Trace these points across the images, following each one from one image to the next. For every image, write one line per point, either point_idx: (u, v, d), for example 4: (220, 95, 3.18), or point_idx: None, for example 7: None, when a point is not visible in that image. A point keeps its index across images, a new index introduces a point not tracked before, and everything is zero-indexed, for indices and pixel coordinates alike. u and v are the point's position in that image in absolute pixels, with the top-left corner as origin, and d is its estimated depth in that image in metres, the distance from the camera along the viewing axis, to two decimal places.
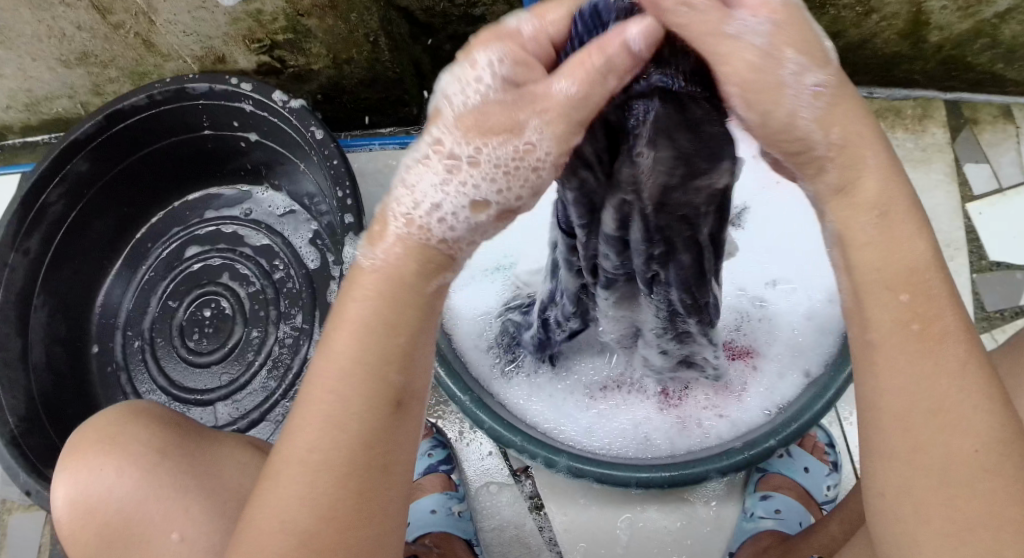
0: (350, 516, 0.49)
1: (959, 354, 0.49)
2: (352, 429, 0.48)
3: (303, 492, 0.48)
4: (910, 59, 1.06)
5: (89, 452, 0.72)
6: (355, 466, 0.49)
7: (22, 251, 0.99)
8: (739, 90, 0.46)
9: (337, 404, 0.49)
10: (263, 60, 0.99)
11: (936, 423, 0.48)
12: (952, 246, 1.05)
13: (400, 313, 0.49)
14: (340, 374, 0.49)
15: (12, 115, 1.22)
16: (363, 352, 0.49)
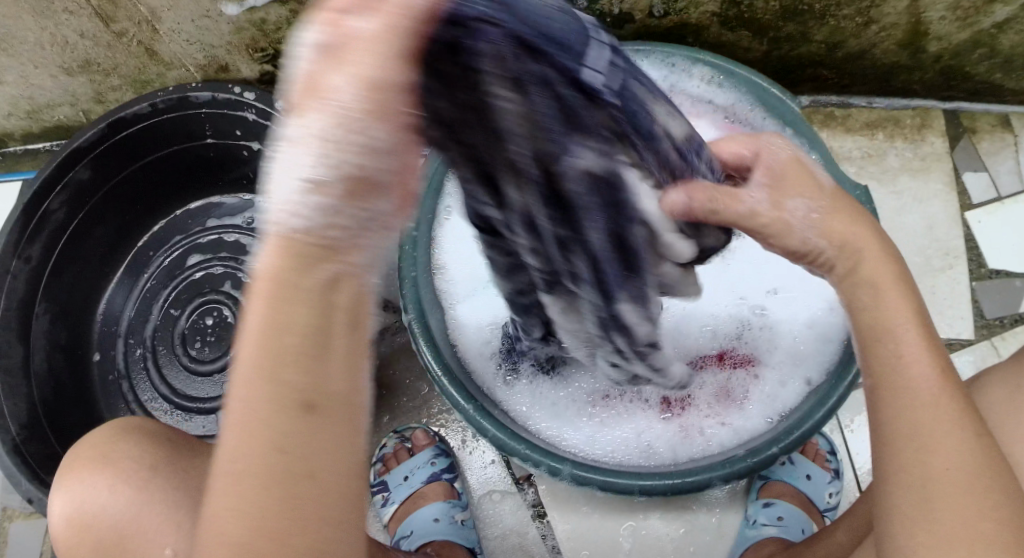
0: (283, 529, 0.41)
1: (936, 387, 0.55)
2: (266, 435, 0.41)
3: (227, 507, 0.41)
4: (908, 68, 1.06)
5: (82, 470, 0.72)
6: (286, 483, 0.41)
7: (23, 259, 0.97)
8: (762, 227, 0.63)
9: (243, 417, 0.41)
10: (266, 70, 1.01)
11: (916, 444, 0.54)
12: (952, 254, 1.05)
13: (299, 301, 0.42)
14: (244, 375, 0.41)
15: (13, 123, 1.22)
16: (266, 347, 0.41)
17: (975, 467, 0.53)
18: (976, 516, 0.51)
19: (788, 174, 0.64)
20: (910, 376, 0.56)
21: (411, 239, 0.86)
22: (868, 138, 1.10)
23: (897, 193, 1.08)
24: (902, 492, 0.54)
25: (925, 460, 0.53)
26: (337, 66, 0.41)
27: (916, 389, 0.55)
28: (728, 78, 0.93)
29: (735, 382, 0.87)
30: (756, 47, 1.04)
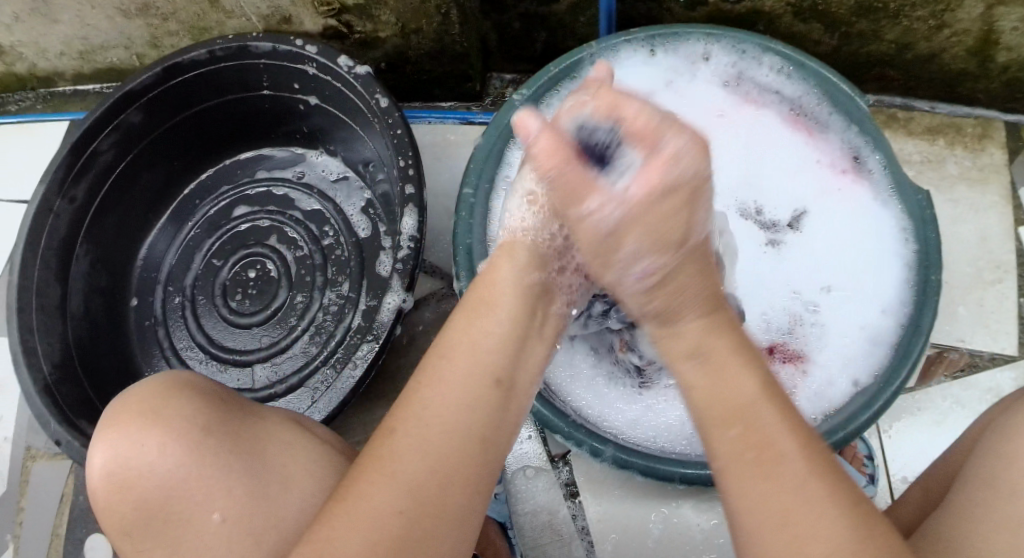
0: (461, 484, 0.53)
1: (773, 416, 0.52)
2: (473, 406, 0.55)
3: (427, 459, 0.53)
4: (974, 77, 1.05)
5: (132, 424, 0.67)
6: (463, 443, 0.54)
7: (67, 198, 0.99)
8: (642, 237, 0.55)
9: (440, 388, 0.55)
10: (330, 24, 0.98)
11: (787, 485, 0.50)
12: (1002, 268, 1.03)
13: (502, 311, 0.59)
14: (467, 357, 0.56)
15: (66, 62, 1.22)
16: (488, 343, 0.57)
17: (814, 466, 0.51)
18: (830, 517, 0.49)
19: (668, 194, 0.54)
20: (728, 396, 0.53)
21: (468, 204, 0.85)
22: (928, 143, 1.08)
23: (952, 202, 1.06)
24: (750, 501, 0.51)
25: (765, 469, 0.51)
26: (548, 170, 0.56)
27: (739, 399, 0.53)
28: (799, 70, 0.92)
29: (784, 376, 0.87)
30: (825, 41, 1.03)
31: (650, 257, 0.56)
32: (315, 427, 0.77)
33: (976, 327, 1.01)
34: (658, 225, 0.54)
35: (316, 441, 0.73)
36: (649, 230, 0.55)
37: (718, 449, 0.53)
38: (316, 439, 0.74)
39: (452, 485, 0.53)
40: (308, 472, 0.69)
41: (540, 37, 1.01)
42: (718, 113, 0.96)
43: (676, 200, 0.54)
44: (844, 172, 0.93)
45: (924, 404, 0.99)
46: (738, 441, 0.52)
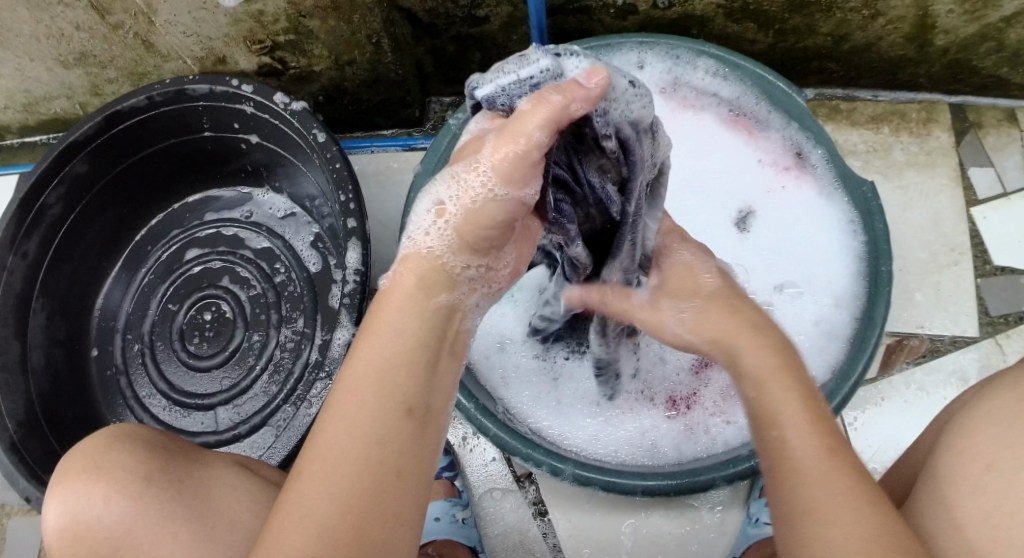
0: (368, 512, 0.50)
1: (820, 457, 0.54)
2: (370, 424, 0.52)
3: (328, 487, 0.50)
4: (915, 62, 1.05)
5: (79, 480, 0.69)
6: (365, 473, 0.51)
7: (20, 254, 0.98)
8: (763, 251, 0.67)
9: (339, 423, 0.52)
10: (264, 61, 0.98)
11: (811, 518, 0.52)
12: (957, 250, 1.04)
13: (405, 333, 0.55)
14: (368, 376, 0.53)
15: (10, 116, 1.21)
16: (392, 359, 0.54)
17: (875, 537, 0.51)
18: None
19: (676, 285, 0.68)
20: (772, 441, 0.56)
21: None
22: (873, 132, 1.09)
23: (901, 188, 1.06)
24: None
25: (825, 538, 0.51)
26: (461, 189, 0.56)
27: (801, 469, 0.54)
28: (733, 71, 0.91)
29: None
30: (761, 40, 1.03)
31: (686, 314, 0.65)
32: (261, 469, 0.77)
33: (934, 311, 1.02)
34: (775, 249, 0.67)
35: (263, 480, 0.74)
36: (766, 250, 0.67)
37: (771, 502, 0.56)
38: (261, 478, 0.74)
39: (370, 520, 0.50)
40: (257, 514, 0.70)
41: (474, 58, 1.01)
42: (656, 122, 0.96)
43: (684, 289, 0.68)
44: (788, 168, 0.93)
45: (887, 393, 0.99)
46: (814, 509, 0.52)
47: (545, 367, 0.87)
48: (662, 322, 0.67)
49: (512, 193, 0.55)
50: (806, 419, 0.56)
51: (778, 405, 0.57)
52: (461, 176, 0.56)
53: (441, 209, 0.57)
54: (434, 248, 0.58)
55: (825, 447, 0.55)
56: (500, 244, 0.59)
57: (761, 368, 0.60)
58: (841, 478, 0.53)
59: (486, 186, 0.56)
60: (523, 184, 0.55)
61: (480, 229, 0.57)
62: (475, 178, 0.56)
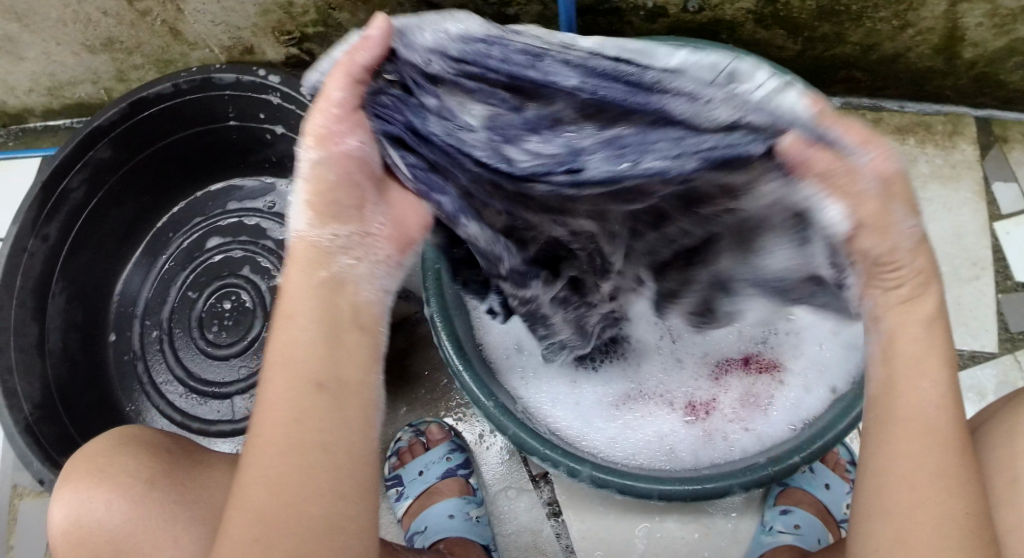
0: (299, 491, 0.51)
1: (943, 421, 0.53)
2: (285, 408, 0.53)
3: (260, 475, 0.52)
4: (942, 74, 1.05)
5: (81, 482, 0.68)
6: (289, 455, 0.52)
7: (41, 237, 0.97)
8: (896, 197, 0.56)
9: (264, 413, 0.53)
10: (291, 52, 0.98)
11: (925, 476, 0.52)
12: (978, 265, 1.03)
13: (303, 315, 0.55)
14: (281, 363, 0.54)
15: (34, 99, 1.21)
16: (298, 343, 0.54)
17: (967, 516, 0.51)
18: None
19: (896, 186, 0.54)
20: (916, 383, 0.54)
21: None
22: (898, 143, 1.08)
23: (925, 201, 1.06)
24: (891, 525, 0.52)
25: (924, 501, 0.52)
26: (308, 165, 0.55)
27: (926, 428, 0.53)
28: None
29: (761, 387, 0.85)
30: (789, 47, 1.03)
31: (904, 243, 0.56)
32: None
33: (954, 325, 1.01)
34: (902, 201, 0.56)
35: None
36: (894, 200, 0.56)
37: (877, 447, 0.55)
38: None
39: (298, 502, 0.51)
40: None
41: None
42: None
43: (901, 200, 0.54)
44: None
45: None
46: (903, 475, 0.52)
47: (566, 369, 0.87)
48: (886, 234, 0.55)
49: (337, 148, 0.55)
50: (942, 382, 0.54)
51: (916, 364, 0.55)
52: (302, 160, 0.55)
53: (294, 195, 0.56)
54: (308, 233, 0.56)
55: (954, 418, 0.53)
56: (364, 207, 0.57)
57: (911, 325, 0.56)
58: (957, 452, 0.53)
59: (324, 148, 0.54)
60: (347, 136, 0.55)
61: (331, 196, 0.55)
62: (307, 154, 0.55)
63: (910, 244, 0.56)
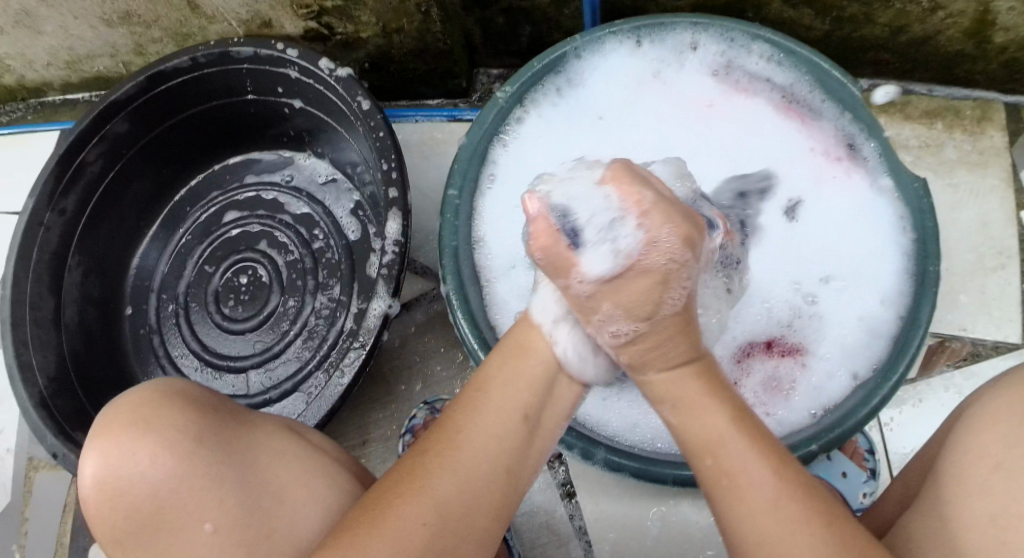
0: (487, 508, 0.58)
1: (765, 487, 0.55)
2: (500, 428, 0.60)
3: (462, 485, 0.57)
4: (972, 58, 1.02)
5: (120, 433, 0.64)
6: (494, 472, 0.59)
7: (57, 211, 0.98)
8: (641, 292, 0.62)
9: (480, 423, 0.60)
10: (310, 27, 0.97)
11: (769, 548, 0.54)
12: (1005, 254, 1.01)
13: (540, 355, 0.65)
14: (506, 388, 0.62)
15: (53, 72, 1.21)
16: (520, 377, 0.63)
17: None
18: None
19: (651, 271, 0.61)
20: (703, 434, 0.59)
21: (452, 207, 0.83)
22: (926, 128, 1.06)
23: (951, 186, 1.04)
24: None
25: None
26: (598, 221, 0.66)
27: (752, 501, 0.55)
28: (788, 56, 0.89)
29: (783, 371, 0.84)
30: (817, 26, 1.01)
31: (624, 322, 0.63)
32: (305, 433, 0.75)
33: (977, 315, 0.99)
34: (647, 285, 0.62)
35: (311, 449, 0.72)
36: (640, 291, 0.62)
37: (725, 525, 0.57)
38: (308, 446, 0.72)
39: (478, 508, 0.57)
40: (302, 485, 0.68)
41: (524, 31, 1.00)
42: (707, 105, 0.93)
43: (648, 280, 0.61)
44: (838, 159, 0.90)
45: (925, 395, 0.96)
46: (758, 544, 0.54)
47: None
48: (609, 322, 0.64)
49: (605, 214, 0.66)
50: (744, 446, 0.57)
51: (713, 441, 0.59)
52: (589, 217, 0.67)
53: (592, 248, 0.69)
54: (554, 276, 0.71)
55: (770, 474, 0.56)
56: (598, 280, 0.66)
57: (694, 409, 0.61)
58: (789, 504, 0.54)
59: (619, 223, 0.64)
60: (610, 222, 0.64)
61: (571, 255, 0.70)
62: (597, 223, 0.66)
63: (662, 316, 0.62)
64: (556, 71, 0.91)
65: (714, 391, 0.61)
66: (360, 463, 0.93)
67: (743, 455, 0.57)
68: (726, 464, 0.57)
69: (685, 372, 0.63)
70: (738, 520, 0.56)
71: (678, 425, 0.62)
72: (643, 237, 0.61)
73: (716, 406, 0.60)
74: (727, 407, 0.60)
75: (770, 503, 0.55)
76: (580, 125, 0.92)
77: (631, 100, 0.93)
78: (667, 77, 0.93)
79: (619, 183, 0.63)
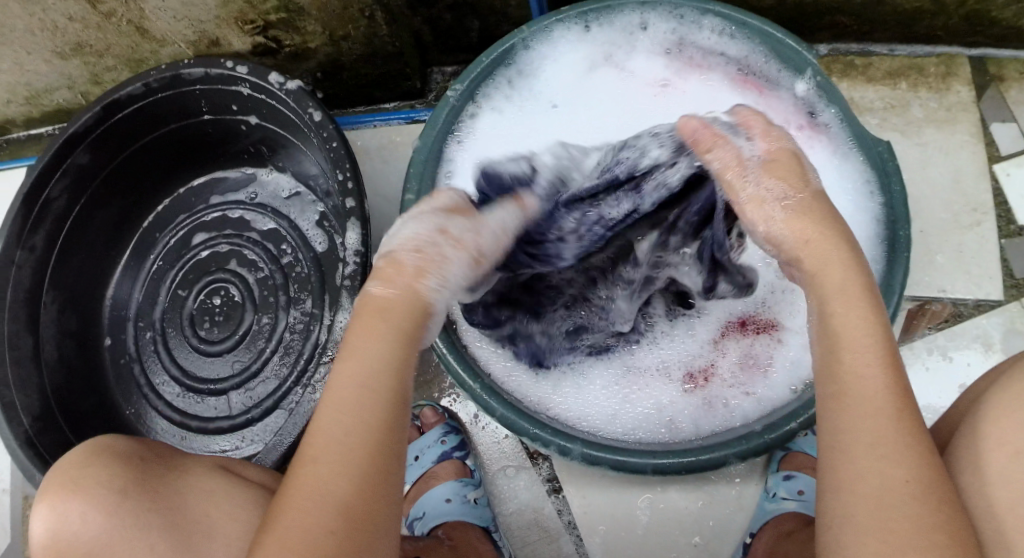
0: (370, 497, 0.55)
1: (889, 397, 0.54)
2: (364, 413, 0.56)
3: (335, 477, 0.54)
4: (931, 14, 1.01)
5: (56, 496, 0.65)
6: (373, 458, 0.55)
7: (27, 248, 0.98)
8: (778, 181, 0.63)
9: (343, 412, 0.56)
10: (258, 41, 0.96)
11: (876, 453, 0.52)
12: (980, 210, 1.00)
13: (390, 326, 0.60)
14: (362, 369, 0.58)
15: (14, 109, 1.20)
16: (373, 354, 0.58)
17: (924, 480, 0.52)
18: (921, 530, 0.50)
19: (781, 158, 0.64)
20: (857, 333, 0.56)
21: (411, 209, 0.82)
22: (890, 88, 1.05)
23: (921, 145, 1.02)
24: (859, 517, 0.51)
25: (886, 476, 0.52)
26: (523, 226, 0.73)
27: (877, 404, 0.54)
28: (740, 29, 0.88)
29: (759, 348, 0.83)
30: None
31: (780, 193, 0.62)
32: (244, 468, 0.72)
33: (957, 274, 0.98)
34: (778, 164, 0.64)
35: (253, 483, 0.70)
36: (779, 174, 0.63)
37: (836, 428, 0.54)
38: (251, 483, 0.70)
39: (378, 501, 0.55)
40: (237, 519, 0.65)
41: (473, 26, 0.99)
42: (660, 84, 0.91)
43: (786, 164, 0.64)
44: (800, 128, 0.88)
45: (909, 360, 0.95)
46: (870, 445, 0.53)
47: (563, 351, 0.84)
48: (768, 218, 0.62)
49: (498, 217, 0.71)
50: (880, 355, 0.55)
51: (859, 337, 0.56)
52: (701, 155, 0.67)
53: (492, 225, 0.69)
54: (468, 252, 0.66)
55: (897, 389, 0.54)
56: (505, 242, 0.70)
57: (840, 297, 0.58)
58: (913, 421, 0.53)
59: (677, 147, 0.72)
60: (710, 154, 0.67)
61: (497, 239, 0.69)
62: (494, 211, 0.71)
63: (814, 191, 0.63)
64: (506, 64, 0.90)
65: (873, 303, 0.57)
66: None
67: (882, 354, 0.55)
68: (857, 374, 0.55)
69: (848, 271, 0.59)
70: (851, 419, 0.54)
71: (829, 340, 0.57)
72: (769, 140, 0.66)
73: (866, 308, 0.57)
74: (879, 326, 0.56)
75: (888, 422, 0.53)
76: (534, 115, 0.91)
77: (586, 87, 0.92)
78: (619, 60, 0.92)
79: (748, 111, 0.69)
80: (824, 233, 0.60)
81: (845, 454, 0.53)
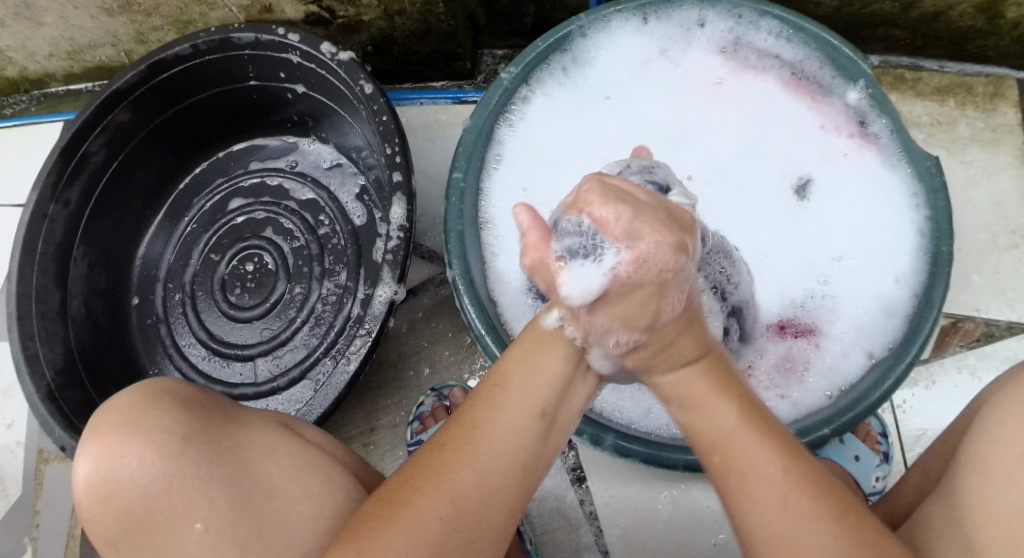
0: (497, 500, 0.55)
1: (769, 461, 0.54)
2: (521, 418, 0.57)
3: (481, 473, 0.55)
4: (984, 34, 1.01)
5: (110, 435, 0.63)
6: (514, 465, 0.56)
7: (61, 202, 0.98)
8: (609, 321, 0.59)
9: (504, 415, 0.57)
10: (311, 10, 0.96)
11: (790, 525, 0.52)
12: (1018, 233, 0.99)
13: (565, 345, 0.61)
14: (529, 377, 0.59)
15: (55, 63, 1.20)
16: (544, 368, 0.60)
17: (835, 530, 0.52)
18: None
19: (631, 292, 0.57)
20: (713, 427, 0.57)
21: (457, 189, 0.83)
22: (938, 105, 1.04)
23: (965, 164, 1.02)
24: None
25: (794, 541, 0.52)
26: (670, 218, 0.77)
27: (759, 474, 0.54)
28: (798, 33, 0.87)
29: (798, 352, 0.83)
30: (825, 3, 1.00)
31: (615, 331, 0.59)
32: (301, 428, 0.75)
33: (992, 295, 0.98)
34: (619, 302, 0.58)
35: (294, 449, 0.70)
36: (609, 314, 0.58)
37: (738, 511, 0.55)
38: (302, 440, 0.71)
39: (499, 506, 0.55)
40: (291, 479, 0.66)
41: (529, 11, 0.99)
42: (715, 82, 0.92)
43: (642, 294, 0.57)
44: (850, 137, 0.88)
45: (939, 377, 0.95)
46: (767, 519, 0.53)
47: None
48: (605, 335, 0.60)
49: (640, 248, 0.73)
50: (740, 422, 0.56)
51: (720, 429, 0.57)
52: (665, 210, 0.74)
53: None
54: None
55: (772, 455, 0.55)
56: None
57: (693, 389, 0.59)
58: (797, 473, 0.54)
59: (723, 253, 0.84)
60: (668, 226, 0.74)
61: None
62: None
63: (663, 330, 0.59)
64: (562, 51, 0.90)
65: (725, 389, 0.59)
66: (368, 448, 0.94)
67: (738, 427, 0.56)
68: (736, 455, 0.55)
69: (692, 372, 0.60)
70: (748, 500, 0.54)
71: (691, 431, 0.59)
72: (644, 244, 0.56)
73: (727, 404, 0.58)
74: (731, 397, 0.58)
75: (770, 486, 0.53)
76: (588, 104, 0.92)
77: (638, 75, 0.92)
78: (674, 55, 0.92)
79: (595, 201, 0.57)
80: (689, 353, 0.60)
81: (750, 534, 0.54)
